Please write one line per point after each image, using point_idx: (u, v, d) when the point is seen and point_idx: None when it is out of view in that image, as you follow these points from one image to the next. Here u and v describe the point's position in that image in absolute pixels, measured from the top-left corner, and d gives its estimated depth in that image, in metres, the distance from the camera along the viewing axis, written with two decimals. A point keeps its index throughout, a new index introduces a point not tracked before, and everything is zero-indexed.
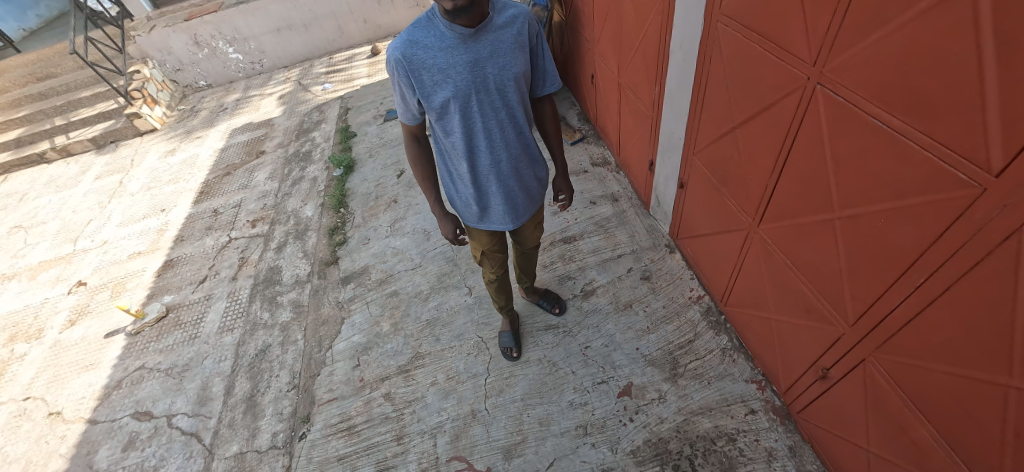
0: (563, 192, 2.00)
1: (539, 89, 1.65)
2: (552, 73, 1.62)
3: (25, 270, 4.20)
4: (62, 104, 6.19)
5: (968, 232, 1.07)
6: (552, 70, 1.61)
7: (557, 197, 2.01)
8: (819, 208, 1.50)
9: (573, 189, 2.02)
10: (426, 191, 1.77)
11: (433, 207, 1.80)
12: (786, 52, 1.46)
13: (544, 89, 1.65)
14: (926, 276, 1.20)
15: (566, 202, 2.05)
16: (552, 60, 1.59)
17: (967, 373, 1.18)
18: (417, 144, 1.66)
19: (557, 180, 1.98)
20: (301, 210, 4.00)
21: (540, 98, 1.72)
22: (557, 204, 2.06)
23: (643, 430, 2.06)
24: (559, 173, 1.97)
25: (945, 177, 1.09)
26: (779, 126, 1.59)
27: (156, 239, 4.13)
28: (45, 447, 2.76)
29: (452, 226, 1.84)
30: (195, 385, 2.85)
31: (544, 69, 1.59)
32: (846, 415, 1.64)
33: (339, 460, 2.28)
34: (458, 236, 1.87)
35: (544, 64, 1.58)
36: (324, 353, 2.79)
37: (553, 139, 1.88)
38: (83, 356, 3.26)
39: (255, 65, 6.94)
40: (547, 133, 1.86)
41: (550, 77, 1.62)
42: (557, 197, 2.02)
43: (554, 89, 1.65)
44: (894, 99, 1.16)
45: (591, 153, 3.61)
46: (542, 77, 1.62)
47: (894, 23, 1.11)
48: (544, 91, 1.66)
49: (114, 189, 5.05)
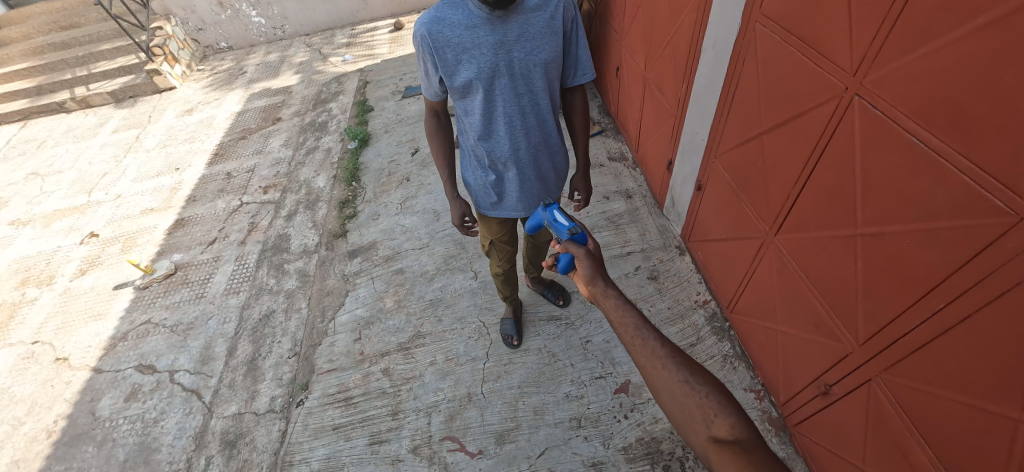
0: (580, 190, 1.95)
1: (571, 78, 1.60)
2: (586, 62, 1.56)
3: (40, 217, 4.27)
4: (84, 54, 6.20)
5: (998, 262, 1.05)
6: (586, 60, 1.56)
7: (573, 195, 1.97)
8: (842, 222, 1.47)
9: (590, 190, 1.96)
10: (442, 173, 1.77)
11: (448, 188, 1.79)
12: (825, 59, 1.41)
13: (577, 79, 1.60)
14: (947, 302, 1.18)
15: (583, 202, 2.00)
16: (586, 48, 1.54)
17: (975, 403, 1.17)
18: (439, 121, 1.67)
19: (575, 177, 1.93)
20: (313, 180, 4.01)
21: (572, 88, 1.67)
22: (574, 206, 2.00)
23: (636, 428, 2.07)
24: (580, 170, 1.90)
25: (981, 202, 1.06)
26: (808, 135, 1.55)
27: (168, 197, 4.16)
28: (51, 390, 2.83)
29: (460, 213, 1.83)
30: (199, 344, 2.90)
31: (577, 57, 1.54)
32: (845, 433, 1.63)
33: (334, 429, 2.32)
34: (465, 224, 1.86)
35: (577, 53, 1.54)
36: (327, 324, 2.81)
37: (580, 134, 1.81)
38: (92, 306, 3.32)
39: (276, 30, 6.89)
40: (575, 127, 1.80)
41: (584, 67, 1.57)
42: (573, 196, 1.98)
43: (587, 79, 1.59)
44: (936, 118, 1.12)
45: (609, 147, 3.56)
46: (575, 67, 1.57)
47: (947, 37, 1.07)
48: (578, 81, 1.61)
49: (129, 144, 5.08)
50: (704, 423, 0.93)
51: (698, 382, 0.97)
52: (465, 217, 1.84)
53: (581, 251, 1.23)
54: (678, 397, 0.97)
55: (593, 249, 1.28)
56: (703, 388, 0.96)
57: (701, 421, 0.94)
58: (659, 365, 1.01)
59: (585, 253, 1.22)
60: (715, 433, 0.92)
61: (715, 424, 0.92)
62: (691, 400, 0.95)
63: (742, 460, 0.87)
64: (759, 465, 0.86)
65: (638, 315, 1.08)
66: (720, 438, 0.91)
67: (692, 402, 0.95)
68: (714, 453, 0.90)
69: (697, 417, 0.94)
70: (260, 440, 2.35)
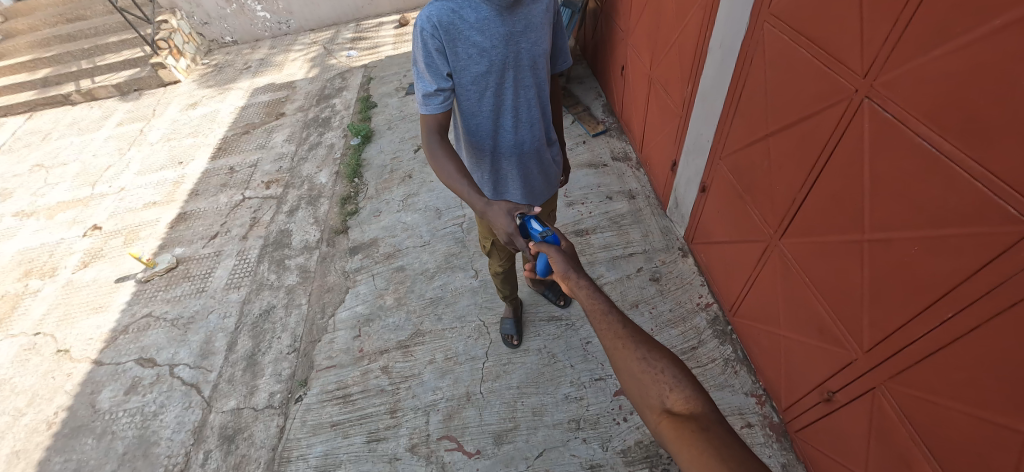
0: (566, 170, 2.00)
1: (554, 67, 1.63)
2: (568, 50, 1.61)
3: (44, 209, 4.28)
4: (89, 47, 6.22)
5: (1009, 271, 1.02)
6: (568, 47, 1.61)
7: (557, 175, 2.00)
8: (849, 228, 1.44)
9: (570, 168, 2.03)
10: (460, 189, 1.43)
11: (476, 198, 1.41)
12: (836, 61, 1.38)
13: (561, 67, 1.64)
14: (956, 311, 1.15)
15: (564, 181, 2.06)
16: (568, 38, 1.59)
17: (983, 415, 1.14)
18: (444, 136, 1.42)
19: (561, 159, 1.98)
20: (315, 176, 4.00)
21: (554, 77, 1.71)
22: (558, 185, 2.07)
23: (635, 431, 2.05)
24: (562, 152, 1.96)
25: (994, 210, 1.03)
26: (816, 138, 1.52)
27: (172, 191, 4.16)
28: (51, 382, 2.84)
29: (516, 209, 1.41)
30: (199, 338, 2.90)
31: (562, 46, 1.58)
32: (847, 441, 1.61)
33: (332, 426, 2.31)
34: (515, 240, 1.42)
35: (562, 43, 1.58)
36: (326, 320, 2.81)
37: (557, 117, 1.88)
38: (94, 298, 3.33)
39: (282, 25, 6.88)
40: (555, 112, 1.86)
41: (567, 54, 1.62)
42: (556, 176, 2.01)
43: (569, 66, 1.64)
44: (948, 122, 1.09)
45: (612, 146, 3.53)
46: (560, 55, 1.61)
47: (961, 39, 1.04)
48: (559, 69, 1.66)
49: (134, 137, 5.09)
50: (660, 399, 0.89)
51: (655, 358, 0.93)
52: (513, 215, 1.40)
53: (554, 250, 1.19)
54: (636, 374, 0.92)
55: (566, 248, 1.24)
56: (659, 364, 0.92)
57: (657, 396, 0.90)
58: (621, 344, 0.96)
59: (557, 251, 1.18)
60: (670, 406, 0.89)
61: (670, 398, 0.89)
62: (648, 376, 0.91)
63: (698, 436, 0.82)
64: (714, 439, 0.81)
65: (607, 300, 1.03)
66: (675, 412, 0.88)
67: (648, 378, 0.91)
68: (670, 427, 0.86)
69: (652, 393, 0.90)
70: (259, 435, 2.35)
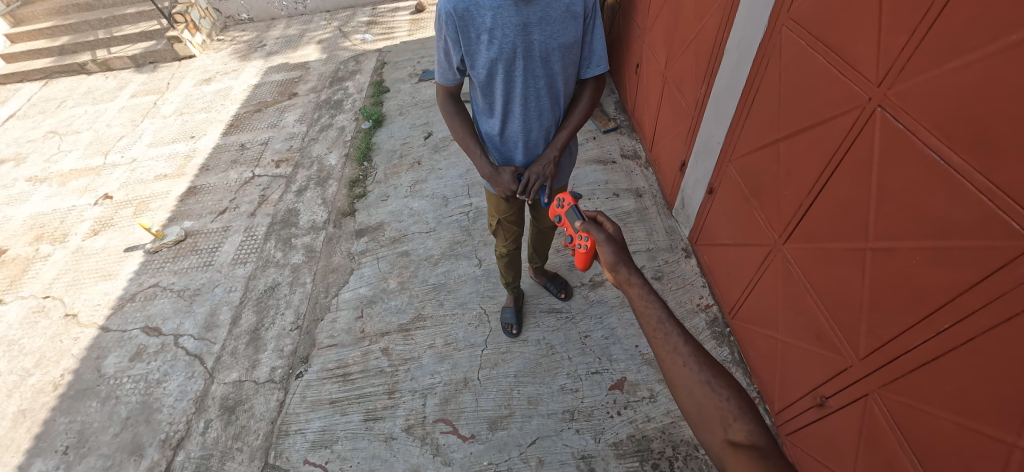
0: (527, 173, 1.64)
1: (584, 70, 1.54)
2: (601, 53, 1.51)
3: (56, 176, 4.33)
4: (106, 17, 6.24)
5: (1008, 285, 1.04)
6: (600, 51, 1.50)
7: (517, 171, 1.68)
8: (854, 236, 1.45)
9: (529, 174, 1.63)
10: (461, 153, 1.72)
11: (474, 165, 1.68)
12: (852, 68, 1.39)
13: (589, 71, 1.54)
14: (951, 323, 1.18)
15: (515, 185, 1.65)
16: (603, 39, 1.48)
17: (972, 426, 1.16)
18: (456, 105, 1.67)
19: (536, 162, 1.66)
20: (325, 157, 4.03)
21: (581, 81, 1.60)
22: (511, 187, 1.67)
23: (628, 425, 2.09)
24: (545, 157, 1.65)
25: (996, 224, 1.05)
26: (827, 144, 1.53)
27: (182, 164, 4.21)
28: (59, 345, 2.90)
29: (511, 173, 1.66)
30: (204, 310, 2.95)
31: (592, 47, 1.49)
32: (837, 445, 1.63)
33: (331, 403, 2.36)
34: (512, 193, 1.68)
35: (592, 43, 1.48)
36: (330, 299, 2.85)
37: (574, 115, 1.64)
38: (102, 265, 3.39)
39: (298, 5, 6.84)
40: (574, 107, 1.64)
41: (597, 59, 1.51)
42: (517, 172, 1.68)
43: (599, 72, 1.54)
44: (958, 134, 1.11)
45: (622, 144, 3.53)
46: (588, 57, 1.51)
47: (975, 54, 1.05)
48: (591, 73, 1.56)
49: (147, 109, 5.13)
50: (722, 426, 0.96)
51: (719, 384, 1.00)
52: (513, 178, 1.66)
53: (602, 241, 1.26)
54: (697, 397, 1.00)
55: (614, 233, 1.30)
56: (726, 394, 0.99)
57: (719, 424, 0.96)
58: (681, 362, 1.04)
59: (606, 239, 1.26)
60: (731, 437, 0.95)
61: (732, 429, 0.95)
62: (709, 400, 0.98)
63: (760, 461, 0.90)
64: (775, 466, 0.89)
65: (663, 309, 1.11)
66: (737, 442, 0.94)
67: (710, 403, 0.98)
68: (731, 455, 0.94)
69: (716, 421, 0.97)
70: (259, 407, 2.40)
